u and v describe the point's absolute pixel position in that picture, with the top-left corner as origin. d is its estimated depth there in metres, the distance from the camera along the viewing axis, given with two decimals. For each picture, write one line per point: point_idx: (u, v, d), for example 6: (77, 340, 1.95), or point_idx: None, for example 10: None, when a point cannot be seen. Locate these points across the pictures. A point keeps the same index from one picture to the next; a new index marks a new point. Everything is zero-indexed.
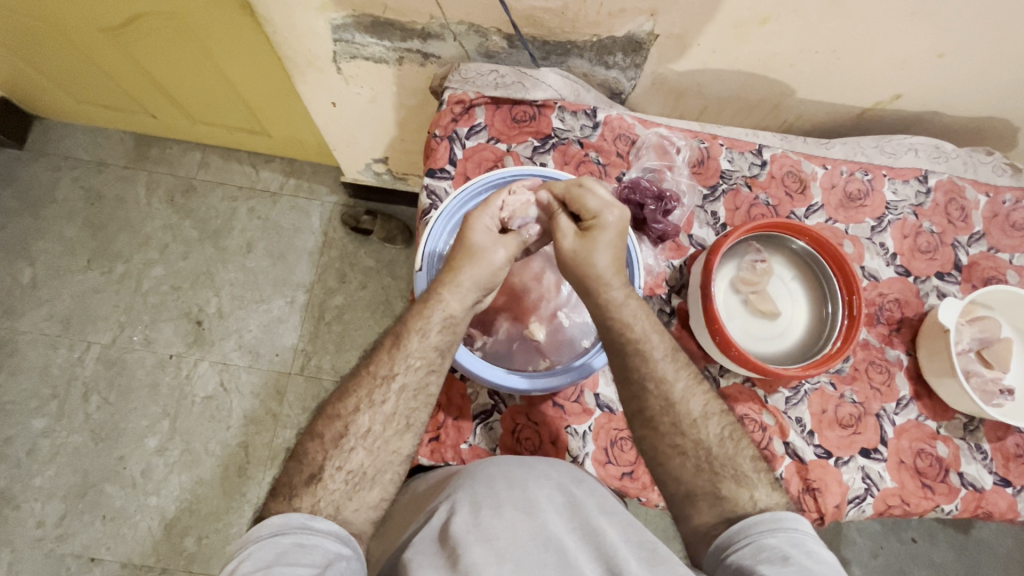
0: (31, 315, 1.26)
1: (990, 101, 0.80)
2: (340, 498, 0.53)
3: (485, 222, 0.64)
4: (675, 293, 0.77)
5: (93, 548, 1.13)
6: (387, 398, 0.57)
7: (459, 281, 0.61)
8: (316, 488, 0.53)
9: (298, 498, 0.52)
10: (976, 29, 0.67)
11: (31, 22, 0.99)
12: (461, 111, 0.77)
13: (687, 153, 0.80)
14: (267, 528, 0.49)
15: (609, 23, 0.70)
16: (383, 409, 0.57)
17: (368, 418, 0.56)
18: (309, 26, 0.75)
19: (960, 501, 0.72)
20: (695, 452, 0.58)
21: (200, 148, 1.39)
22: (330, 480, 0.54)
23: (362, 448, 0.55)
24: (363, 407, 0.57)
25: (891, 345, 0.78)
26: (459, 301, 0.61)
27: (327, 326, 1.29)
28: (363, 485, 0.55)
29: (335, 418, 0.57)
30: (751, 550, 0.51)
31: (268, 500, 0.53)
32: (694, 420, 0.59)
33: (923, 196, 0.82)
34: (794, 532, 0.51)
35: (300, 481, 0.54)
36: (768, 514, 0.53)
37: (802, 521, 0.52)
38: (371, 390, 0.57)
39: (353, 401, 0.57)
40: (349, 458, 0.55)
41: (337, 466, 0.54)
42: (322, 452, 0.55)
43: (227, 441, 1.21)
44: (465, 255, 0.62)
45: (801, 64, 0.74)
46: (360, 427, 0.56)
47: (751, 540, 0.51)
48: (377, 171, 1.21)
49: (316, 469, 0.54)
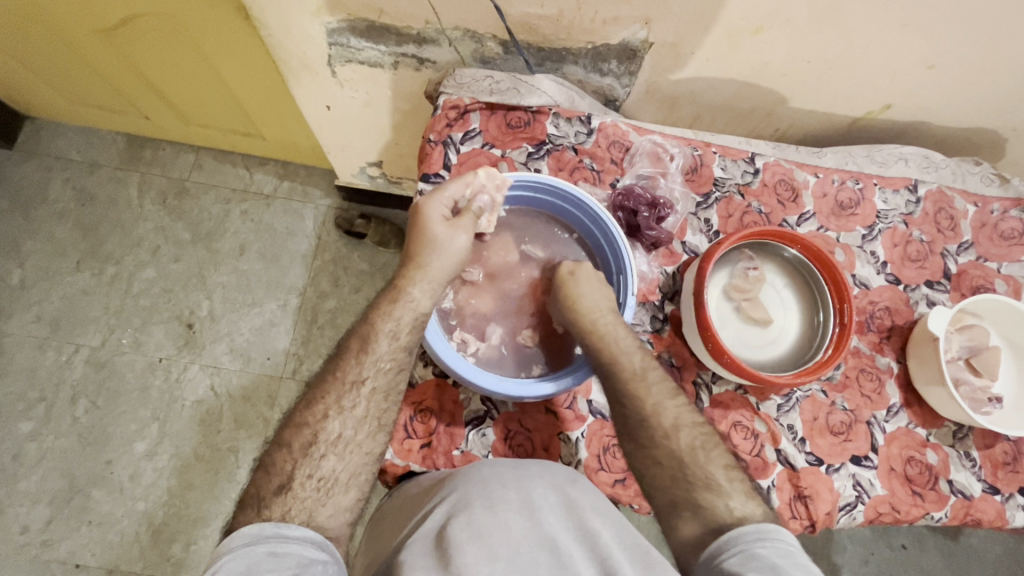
0: (19, 317, 1.24)
1: (978, 112, 0.81)
2: (313, 505, 0.53)
3: (439, 211, 0.66)
4: (668, 300, 0.77)
5: (78, 554, 1.11)
6: (357, 402, 0.58)
7: (432, 273, 0.64)
8: (286, 497, 0.52)
9: (269, 508, 0.51)
10: (965, 41, 0.68)
11: (23, 22, 0.98)
12: (456, 117, 0.77)
13: (681, 160, 0.81)
14: (239, 539, 0.48)
15: (604, 30, 0.70)
16: (352, 415, 0.57)
17: (337, 424, 0.57)
18: (304, 31, 0.75)
19: (949, 509, 0.73)
20: (694, 465, 0.58)
21: (192, 150, 1.38)
22: (300, 488, 0.53)
23: (332, 454, 0.56)
24: (332, 415, 0.57)
25: (881, 353, 0.78)
26: (425, 294, 0.63)
27: (319, 330, 1.28)
28: (336, 490, 0.55)
29: (303, 427, 0.56)
30: (741, 559, 0.49)
31: (238, 513, 0.52)
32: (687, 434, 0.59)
33: (912, 205, 0.83)
34: (781, 542, 0.50)
35: (269, 492, 0.52)
36: (754, 525, 0.51)
37: (785, 531, 0.51)
38: (339, 397, 0.57)
39: (321, 408, 0.57)
40: (319, 466, 0.55)
41: (307, 475, 0.54)
42: (291, 461, 0.55)
43: (216, 445, 1.20)
44: (425, 246, 0.64)
45: (793, 73, 0.75)
46: (330, 433, 0.56)
47: (740, 549, 0.50)
48: (371, 174, 1.20)
49: (284, 480, 0.53)
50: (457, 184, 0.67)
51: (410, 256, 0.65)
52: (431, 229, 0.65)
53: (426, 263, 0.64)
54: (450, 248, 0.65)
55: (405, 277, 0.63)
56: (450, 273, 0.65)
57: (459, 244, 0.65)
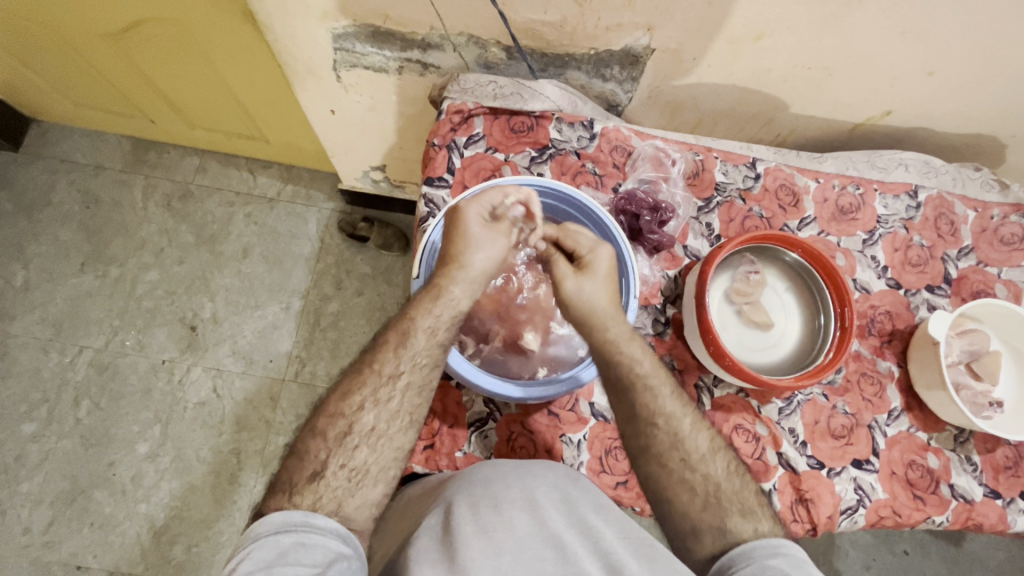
0: (23, 318, 1.25)
1: (977, 119, 0.82)
2: (343, 495, 0.53)
3: (479, 213, 0.64)
4: (670, 303, 0.77)
5: (79, 556, 1.12)
6: (392, 396, 0.57)
7: (470, 273, 0.63)
8: (319, 485, 0.53)
9: (300, 495, 0.52)
10: (963, 48, 0.68)
11: (32, 26, 0.99)
12: (459, 121, 0.78)
13: (682, 165, 0.81)
14: (267, 526, 0.49)
15: (606, 36, 0.71)
16: (388, 407, 0.57)
17: (372, 415, 0.56)
18: (310, 36, 0.76)
19: (950, 513, 0.73)
20: (698, 485, 0.58)
21: (197, 153, 1.39)
22: (332, 477, 0.53)
23: (366, 446, 0.55)
24: (367, 406, 0.56)
25: (882, 357, 0.78)
26: (465, 294, 0.62)
27: (322, 333, 1.29)
28: (366, 482, 0.55)
29: (338, 417, 0.56)
30: (753, 572, 0.51)
31: (267, 497, 0.53)
32: (703, 455, 0.60)
33: (912, 211, 0.84)
34: (793, 557, 0.52)
35: (302, 479, 0.53)
36: (767, 540, 0.54)
37: (798, 547, 0.53)
38: (376, 388, 0.57)
39: (357, 400, 0.57)
40: (353, 456, 0.55)
41: (340, 464, 0.54)
42: (325, 450, 0.55)
43: (218, 447, 1.20)
44: (465, 246, 0.63)
45: (793, 79, 0.76)
46: (365, 425, 0.56)
47: (753, 562, 0.52)
48: (375, 178, 1.21)
49: (318, 468, 0.54)
50: (496, 191, 0.66)
51: (449, 255, 0.63)
52: (468, 231, 0.63)
53: (467, 262, 0.63)
54: (493, 251, 0.64)
55: (449, 276, 0.62)
56: (488, 273, 0.64)
57: (497, 249, 0.64)
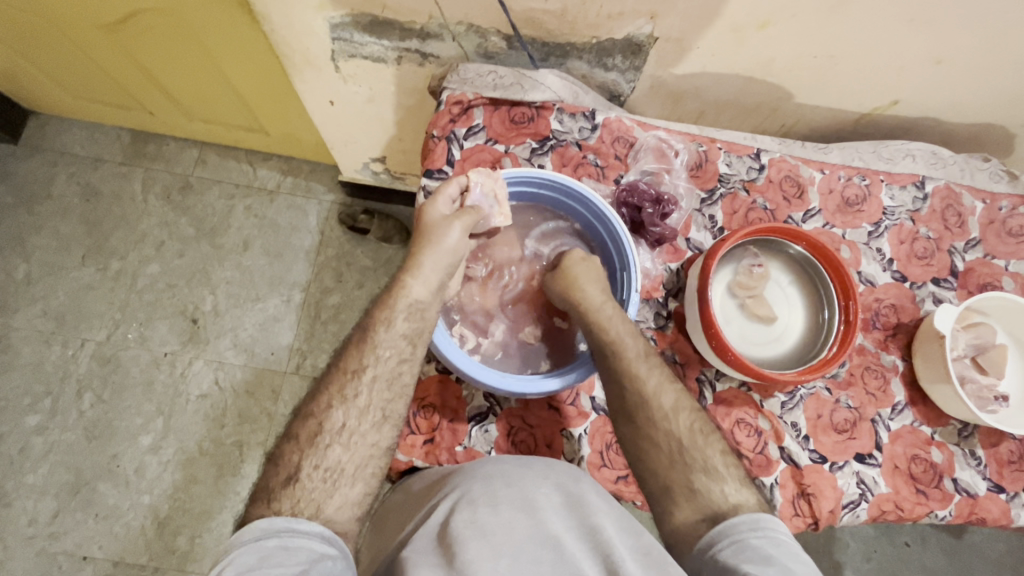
0: (25, 311, 1.25)
1: (986, 108, 0.80)
2: (321, 497, 0.52)
3: (441, 210, 0.67)
4: (671, 297, 0.77)
5: (84, 546, 1.12)
6: (359, 392, 0.57)
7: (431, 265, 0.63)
8: (294, 489, 0.52)
9: (277, 501, 0.51)
10: (974, 37, 0.67)
11: (27, 17, 0.98)
12: (459, 112, 0.77)
13: (685, 156, 0.80)
14: (250, 533, 0.48)
15: (608, 25, 0.69)
16: (356, 403, 0.57)
17: (355, 421, 0.56)
18: (307, 26, 0.75)
19: (953, 507, 0.72)
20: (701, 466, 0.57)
21: (197, 145, 1.38)
22: (308, 479, 0.53)
23: (338, 444, 0.55)
24: (336, 404, 0.56)
25: (887, 350, 0.78)
26: (426, 288, 0.62)
27: (323, 325, 1.29)
28: (342, 481, 0.54)
29: (309, 417, 0.56)
30: (733, 550, 0.49)
31: (250, 506, 0.52)
32: (708, 435, 0.59)
33: (920, 202, 0.83)
34: (773, 534, 0.50)
35: (277, 484, 0.52)
36: (747, 516, 0.51)
37: (778, 522, 0.51)
38: (342, 386, 0.57)
39: (325, 399, 0.57)
40: (326, 456, 0.54)
41: (315, 465, 0.53)
42: (298, 452, 0.54)
43: (220, 439, 1.20)
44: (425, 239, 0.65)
45: (800, 69, 0.74)
46: (335, 423, 0.56)
47: (733, 540, 0.50)
48: (375, 170, 1.20)
49: (292, 471, 0.53)
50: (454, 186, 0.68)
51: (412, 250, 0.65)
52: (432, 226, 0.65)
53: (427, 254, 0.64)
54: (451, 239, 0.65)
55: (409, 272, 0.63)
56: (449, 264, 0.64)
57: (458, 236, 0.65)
